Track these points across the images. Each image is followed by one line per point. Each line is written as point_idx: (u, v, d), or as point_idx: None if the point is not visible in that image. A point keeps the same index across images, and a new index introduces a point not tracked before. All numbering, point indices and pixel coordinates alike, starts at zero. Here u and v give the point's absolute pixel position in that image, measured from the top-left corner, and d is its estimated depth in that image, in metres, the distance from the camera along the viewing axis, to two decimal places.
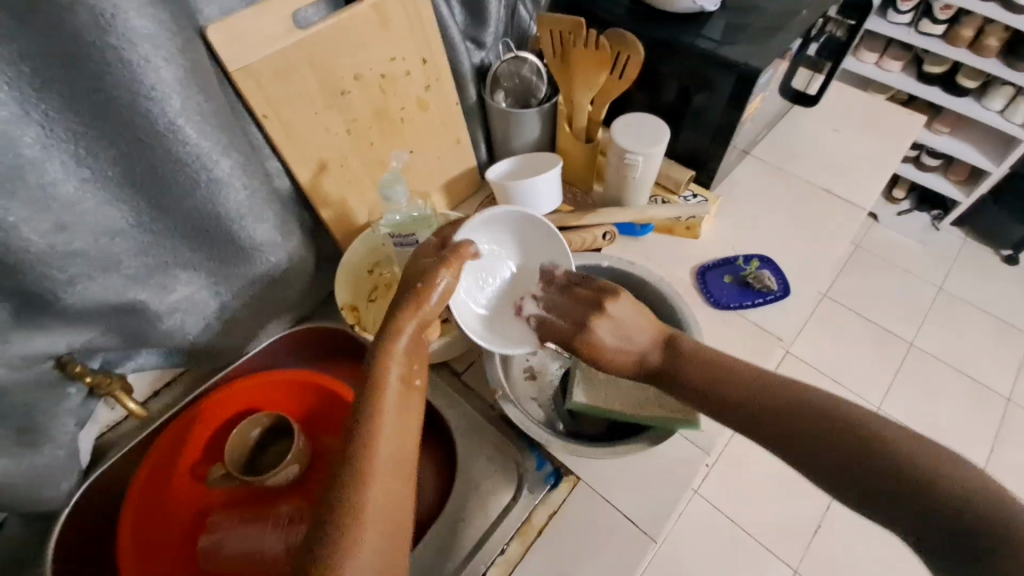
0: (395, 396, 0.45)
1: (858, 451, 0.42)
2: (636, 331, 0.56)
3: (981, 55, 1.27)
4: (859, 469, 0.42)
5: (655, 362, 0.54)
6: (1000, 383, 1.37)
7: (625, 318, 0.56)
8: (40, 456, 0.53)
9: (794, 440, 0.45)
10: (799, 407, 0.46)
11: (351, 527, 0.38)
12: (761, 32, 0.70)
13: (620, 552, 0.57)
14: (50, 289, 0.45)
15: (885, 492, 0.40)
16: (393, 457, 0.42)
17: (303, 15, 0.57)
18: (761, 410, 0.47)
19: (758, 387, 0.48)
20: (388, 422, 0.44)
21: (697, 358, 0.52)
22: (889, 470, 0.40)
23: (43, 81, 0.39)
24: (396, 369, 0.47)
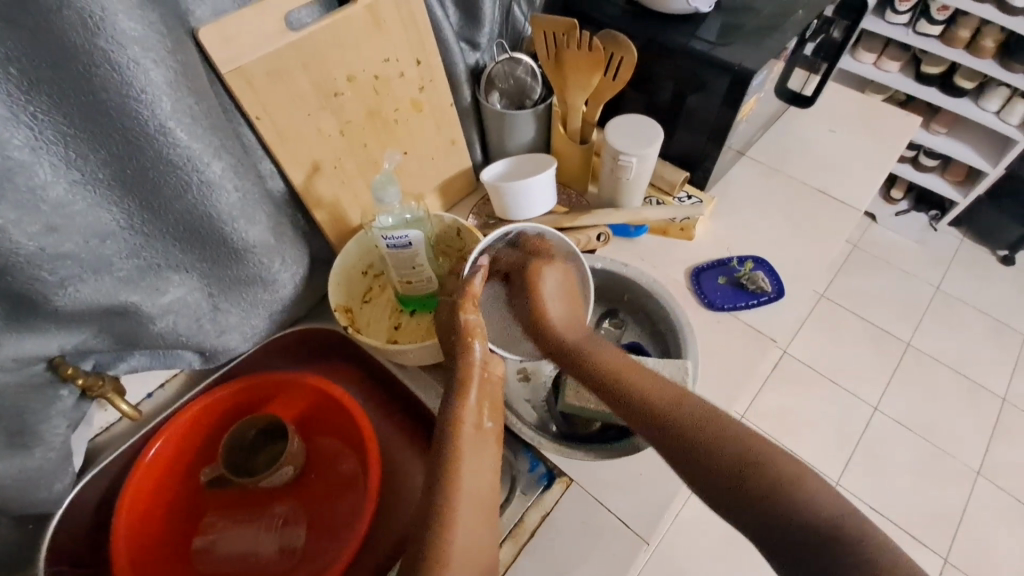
0: (470, 440, 0.49)
1: (737, 454, 0.45)
2: (568, 311, 0.62)
3: (977, 56, 1.27)
4: (736, 469, 0.44)
5: (572, 338, 0.60)
6: (996, 383, 1.38)
7: (557, 294, 0.63)
8: (32, 458, 0.53)
9: (678, 440, 0.48)
10: (679, 404, 0.50)
11: (442, 550, 0.42)
12: (755, 32, 0.70)
13: (612, 553, 0.57)
14: (40, 291, 0.45)
15: (745, 486, 0.44)
16: (475, 499, 0.46)
17: (296, 17, 0.57)
18: (658, 413, 0.50)
19: (655, 386, 0.52)
20: (467, 467, 0.47)
21: (612, 352, 0.58)
22: (759, 472, 0.44)
23: (33, 83, 0.39)
24: (469, 417, 0.50)
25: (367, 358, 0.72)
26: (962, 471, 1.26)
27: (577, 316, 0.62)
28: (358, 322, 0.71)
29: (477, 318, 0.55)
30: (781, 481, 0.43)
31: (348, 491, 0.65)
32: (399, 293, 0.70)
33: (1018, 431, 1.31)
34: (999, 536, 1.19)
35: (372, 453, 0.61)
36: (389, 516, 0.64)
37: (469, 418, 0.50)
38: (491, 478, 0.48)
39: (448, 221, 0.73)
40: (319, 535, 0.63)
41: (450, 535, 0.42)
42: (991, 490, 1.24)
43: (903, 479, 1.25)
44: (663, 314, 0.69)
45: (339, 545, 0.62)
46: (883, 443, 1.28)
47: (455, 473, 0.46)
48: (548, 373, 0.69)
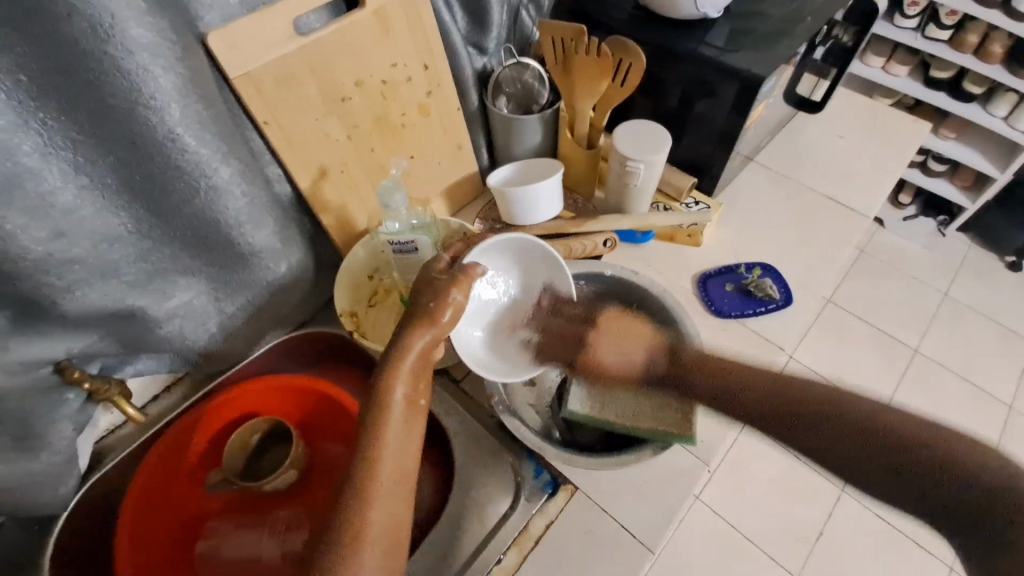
0: (398, 416, 0.46)
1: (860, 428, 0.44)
2: (635, 351, 0.64)
3: (987, 61, 1.26)
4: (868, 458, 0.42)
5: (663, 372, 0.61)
6: (1004, 390, 1.36)
7: (620, 340, 0.64)
8: (37, 462, 0.53)
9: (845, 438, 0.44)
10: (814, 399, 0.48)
11: (355, 539, 0.41)
12: (764, 38, 0.69)
13: (617, 562, 0.56)
14: (49, 296, 0.46)
15: (875, 451, 0.42)
16: (394, 481, 0.44)
17: (304, 22, 0.57)
18: (830, 443, 0.44)
19: (750, 392, 0.54)
20: (389, 451, 0.44)
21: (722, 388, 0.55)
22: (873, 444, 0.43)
23: (42, 90, 0.39)
24: (400, 388, 0.47)
25: (373, 363, 0.72)
26: None
27: (637, 347, 0.64)
28: (364, 327, 0.70)
29: (463, 300, 0.53)
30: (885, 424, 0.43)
31: None
32: (404, 297, 0.70)
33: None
34: None
35: None
36: None
37: (399, 392, 0.47)
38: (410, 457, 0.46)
39: (453, 226, 0.73)
40: None
41: (365, 515, 0.42)
42: None
43: None
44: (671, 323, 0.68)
45: None
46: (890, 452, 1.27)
47: (377, 457, 0.44)
48: (553, 379, 0.69)
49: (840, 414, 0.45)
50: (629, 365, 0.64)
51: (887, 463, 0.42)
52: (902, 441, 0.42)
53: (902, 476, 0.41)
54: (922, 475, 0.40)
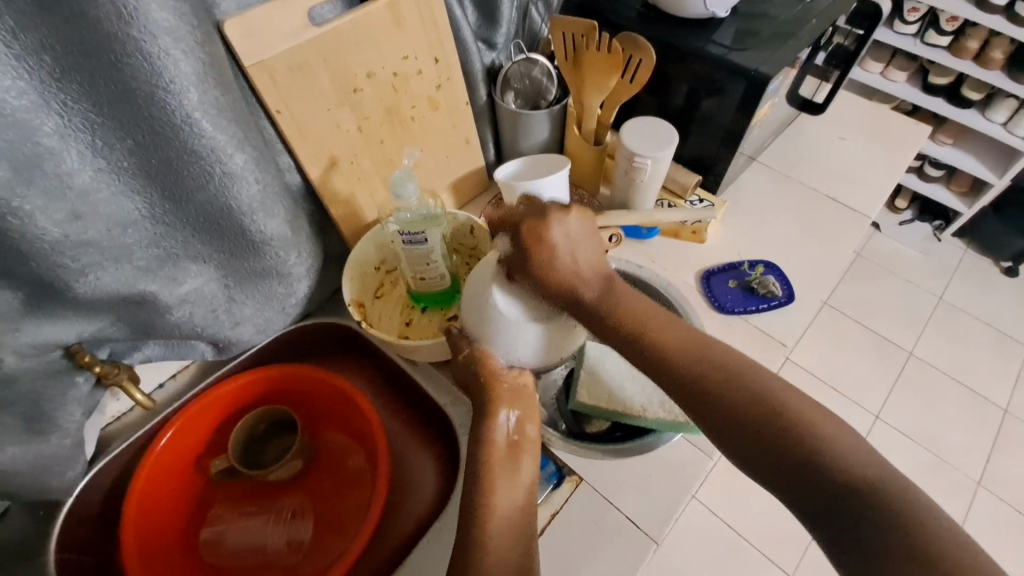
0: (501, 456, 0.49)
1: (752, 402, 0.43)
2: (584, 251, 0.52)
3: (985, 67, 1.28)
4: (746, 412, 0.43)
5: (590, 291, 0.50)
6: (997, 394, 1.38)
7: (569, 246, 0.52)
8: (47, 445, 0.53)
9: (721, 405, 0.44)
10: (649, 318, 0.50)
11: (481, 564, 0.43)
12: (770, 39, 0.70)
13: (621, 554, 0.57)
14: (63, 278, 0.46)
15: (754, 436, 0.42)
16: (501, 534, 0.45)
17: (317, 13, 0.58)
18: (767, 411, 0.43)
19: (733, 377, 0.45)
20: (502, 490, 0.47)
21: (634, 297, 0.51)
22: (769, 417, 0.42)
23: (64, 71, 0.40)
24: (501, 433, 0.50)
25: (379, 354, 0.73)
26: (963, 482, 1.26)
27: (594, 255, 0.53)
28: (370, 318, 0.71)
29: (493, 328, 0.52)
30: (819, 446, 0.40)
31: (357, 487, 0.65)
32: (413, 289, 0.70)
33: (1020, 442, 1.32)
34: (1000, 548, 1.19)
35: (381, 452, 0.61)
36: (397, 512, 0.64)
37: (502, 432, 0.51)
38: (521, 511, 0.47)
39: (462, 219, 0.73)
40: (327, 530, 0.63)
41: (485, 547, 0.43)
42: (991, 500, 1.25)
43: None
44: (678, 321, 0.69)
45: (347, 539, 0.62)
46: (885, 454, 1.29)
47: (488, 505, 0.46)
48: (558, 373, 0.70)
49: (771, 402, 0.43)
50: (570, 283, 0.50)
51: (762, 443, 0.42)
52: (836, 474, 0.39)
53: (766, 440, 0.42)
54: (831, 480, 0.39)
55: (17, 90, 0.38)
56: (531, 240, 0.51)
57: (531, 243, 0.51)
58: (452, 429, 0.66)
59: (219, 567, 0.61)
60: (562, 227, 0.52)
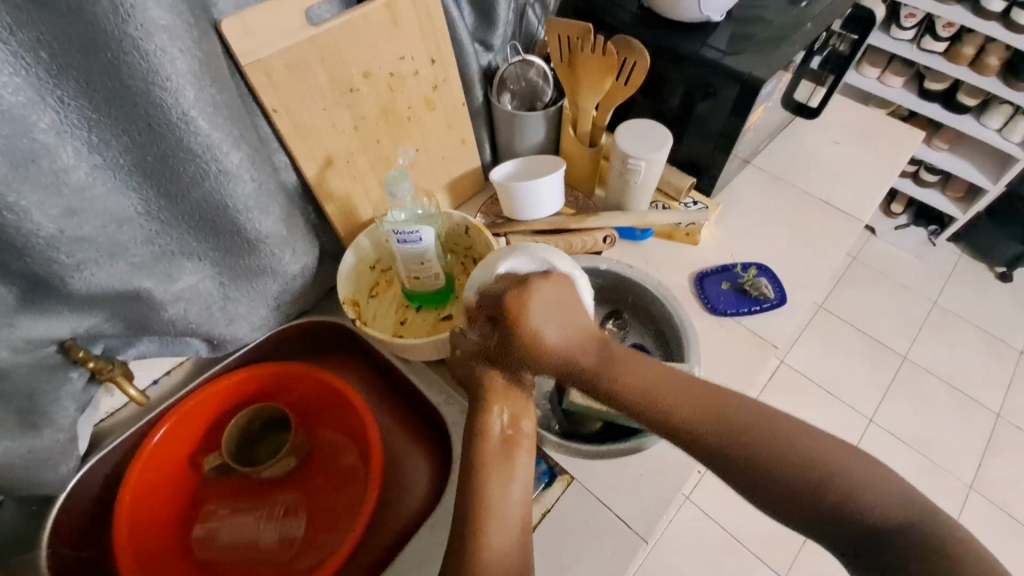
0: (498, 449, 0.49)
1: (773, 457, 0.41)
2: (564, 320, 0.51)
3: (980, 73, 1.29)
4: (760, 460, 0.41)
5: (587, 360, 0.49)
6: (990, 398, 1.39)
7: (554, 311, 0.50)
8: (41, 439, 0.53)
9: (742, 467, 0.41)
10: (655, 380, 0.47)
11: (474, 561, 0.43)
12: (764, 43, 0.71)
13: (611, 552, 0.57)
14: (57, 273, 0.46)
15: (764, 477, 0.41)
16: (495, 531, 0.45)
17: (315, 12, 0.58)
18: (800, 452, 0.40)
19: (743, 427, 0.42)
20: (498, 488, 0.46)
21: (626, 359, 0.49)
22: (801, 468, 0.40)
23: (61, 68, 0.40)
24: (495, 425, 0.50)
25: (373, 352, 0.73)
26: (955, 486, 1.27)
27: (581, 321, 0.52)
28: (365, 316, 0.72)
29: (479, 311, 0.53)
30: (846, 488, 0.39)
31: (350, 485, 0.66)
32: (407, 288, 0.71)
33: (1012, 446, 1.32)
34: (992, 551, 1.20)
35: (373, 449, 0.61)
36: (389, 511, 0.64)
37: (497, 427, 0.50)
38: (517, 507, 0.47)
39: (456, 219, 0.74)
40: (319, 527, 0.64)
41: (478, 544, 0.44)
42: (983, 504, 1.25)
43: None
44: (670, 321, 0.70)
45: (339, 537, 0.63)
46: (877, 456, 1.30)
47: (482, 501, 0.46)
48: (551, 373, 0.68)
49: (785, 443, 0.41)
50: (564, 351, 0.50)
51: (802, 504, 0.39)
52: (865, 497, 0.38)
53: (806, 504, 0.39)
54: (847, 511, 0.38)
55: (14, 86, 0.38)
56: (511, 307, 0.50)
57: (516, 315, 0.50)
58: (445, 427, 0.67)
59: (212, 563, 0.61)
60: (546, 291, 0.50)
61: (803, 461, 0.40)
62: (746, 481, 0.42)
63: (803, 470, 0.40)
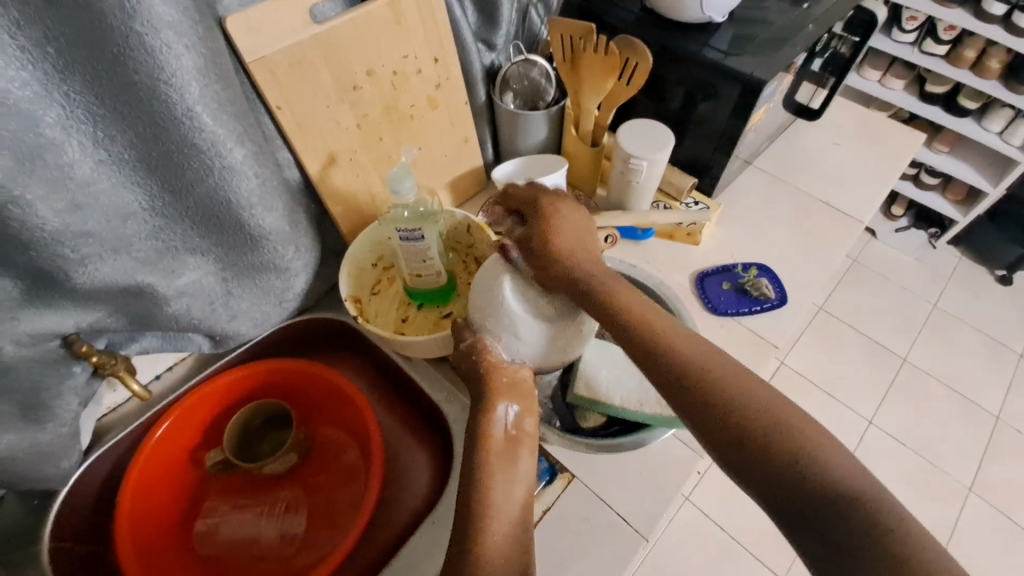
0: (502, 449, 0.49)
1: (753, 420, 0.40)
2: (583, 240, 0.58)
3: (981, 76, 1.29)
4: (736, 413, 0.41)
5: (585, 266, 0.53)
6: (989, 401, 1.39)
7: (573, 227, 0.58)
8: (44, 433, 0.53)
9: (713, 412, 0.42)
10: (657, 322, 0.48)
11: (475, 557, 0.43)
12: (766, 45, 0.71)
13: (610, 550, 0.57)
14: (62, 267, 0.46)
15: (736, 433, 0.40)
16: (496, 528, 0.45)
17: (319, 11, 0.58)
18: (772, 419, 0.40)
19: (727, 382, 0.43)
20: (499, 484, 0.47)
21: (636, 296, 0.51)
22: (773, 431, 0.39)
23: (67, 63, 0.40)
24: (498, 428, 0.50)
25: (374, 349, 0.73)
26: (954, 488, 1.27)
27: (594, 250, 0.57)
28: (367, 313, 0.72)
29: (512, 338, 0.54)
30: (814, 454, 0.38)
31: (351, 482, 0.66)
32: (409, 286, 0.71)
33: (1011, 449, 1.32)
34: (990, 554, 1.20)
35: (374, 446, 0.61)
36: (389, 508, 0.65)
37: (500, 427, 0.50)
38: (518, 504, 0.47)
39: (459, 217, 0.74)
40: (319, 523, 0.64)
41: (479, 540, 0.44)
42: (982, 506, 1.25)
43: (896, 492, 1.26)
44: (672, 321, 0.70)
45: (339, 534, 0.63)
46: (876, 457, 1.30)
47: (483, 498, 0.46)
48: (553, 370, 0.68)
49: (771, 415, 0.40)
50: (573, 250, 0.55)
51: (762, 465, 0.39)
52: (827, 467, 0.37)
53: (766, 467, 0.39)
54: (778, 450, 0.39)
55: (21, 81, 0.38)
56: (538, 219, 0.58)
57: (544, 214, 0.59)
58: (446, 424, 0.67)
59: (212, 559, 0.62)
60: (570, 214, 0.60)
61: (779, 427, 0.40)
62: (713, 430, 0.42)
63: (775, 436, 0.39)
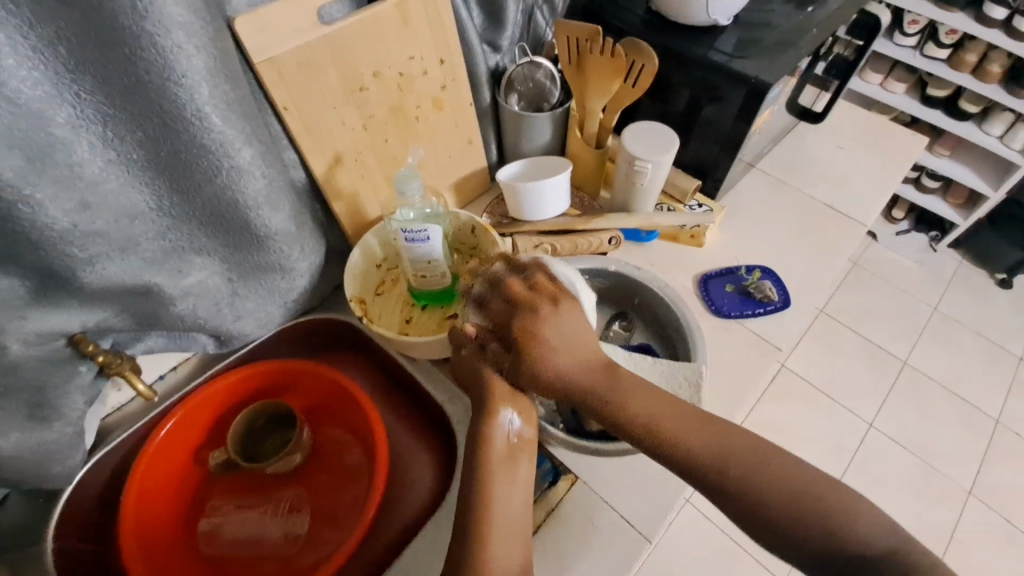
0: (502, 456, 0.48)
1: (775, 491, 0.42)
2: (576, 340, 0.50)
3: (982, 80, 1.30)
4: (764, 496, 0.42)
5: (588, 379, 0.49)
6: (990, 405, 1.39)
7: (564, 340, 0.49)
8: (50, 432, 0.54)
9: (739, 498, 0.43)
10: (662, 411, 0.48)
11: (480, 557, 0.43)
12: (771, 47, 0.71)
13: (614, 551, 0.57)
14: (69, 267, 0.46)
15: (765, 511, 0.42)
16: (501, 528, 0.45)
17: (326, 12, 0.58)
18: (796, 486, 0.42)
19: (747, 460, 0.44)
20: (505, 485, 0.47)
21: (635, 386, 0.49)
22: (797, 497, 0.42)
23: (78, 63, 0.40)
24: (499, 436, 0.49)
25: (378, 349, 0.73)
26: (954, 491, 1.27)
27: (586, 339, 0.51)
28: (371, 314, 0.72)
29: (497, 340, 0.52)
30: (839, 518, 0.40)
31: (354, 483, 0.66)
32: (414, 287, 0.71)
33: (1011, 452, 1.33)
34: (990, 557, 1.20)
35: (379, 446, 0.62)
36: (393, 510, 0.65)
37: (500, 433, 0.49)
38: (523, 505, 0.47)
39: (463, 218, 0.74)
40: (323, 524, 0.64)
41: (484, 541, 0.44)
42: (982, 510, 1.26)
43: (897, 495, 1.26)
44: (675, 323, 0.70)
45: (343, 534, 0.63)
46: (876, 460, 1.30)
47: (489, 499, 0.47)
48: None
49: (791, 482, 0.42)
50: (569, 370, 0.49)
51: (796, 535, 0.41)
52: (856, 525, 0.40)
53: (796, 540, 0.41)
54: (806, 520, 0.41)
55: (32, 81, 0.39)
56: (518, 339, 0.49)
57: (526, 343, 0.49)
58: (450, 425, 0.67)
59: (215, 559, 0.62)
60: (553, 309, 0.50)
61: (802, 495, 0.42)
62: (742, 512, 0.43)
63: (800, 505, 0.41)
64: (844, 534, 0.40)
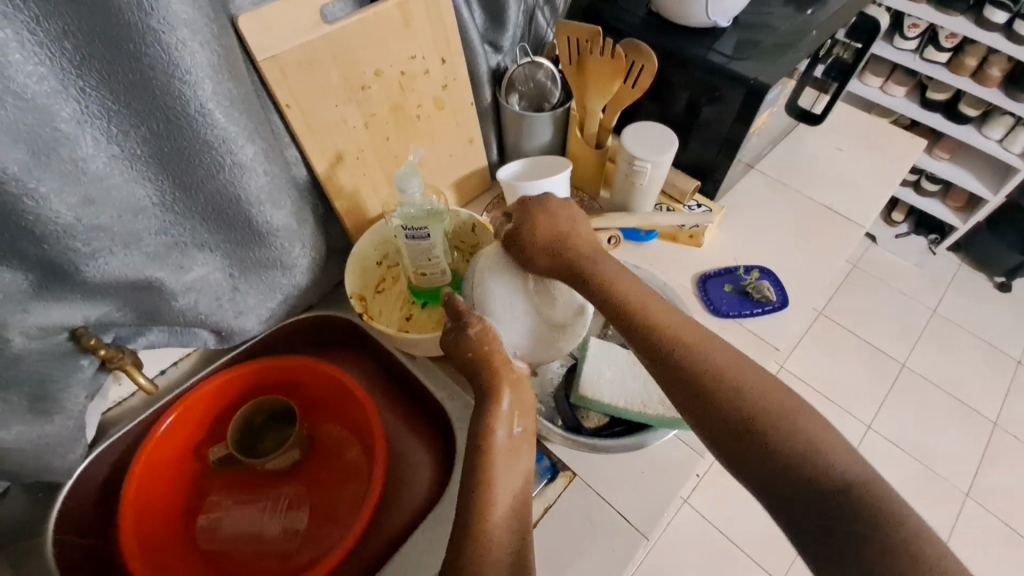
0: (503, 451, 0.48)
1: (788, 440, 0.42)
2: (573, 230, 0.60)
3: (982, 83, 1.30)
4: (772, 440, 0.43)
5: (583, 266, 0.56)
6: (988, 407, 1.39)
7: (557, 232, 0.59)
8: (51, 425, 0.54)
9: (747, 439, 0.44)
10: (688, 338, 0.50)
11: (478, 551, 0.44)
12: (770, 50, 0.72)
13: (612, 547, 0.58)
14: (72, 261, 0.47)
15: (769, 456, 0.42)
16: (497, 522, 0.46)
17: (329, 11, 0.59)
18: (806, 438, 0.42)
19: (762, 404, 0.45)
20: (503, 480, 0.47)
21: (668, 323, 0.51)
22: (803, 449, 0.42)
23: (84, 59, 0.41)
24: (500, 428, 0.49)
25: (378, 347, 0.74)
26: (952, 494, 1.28)
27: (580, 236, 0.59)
28: (371, 311, 0.73)
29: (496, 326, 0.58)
30: (840, 476, 0.40)
31: (353, 479, 0.66)
32: (413, 284, 0.71)
33: (1009, 455, 1.33)
34: (987, 558, 1.20)
35: (378, 443, 0.62)
36: (392, 507, 0.65)
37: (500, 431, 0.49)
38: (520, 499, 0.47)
39: (463, 217, 0.75)
40: (322, 520, 0.64)
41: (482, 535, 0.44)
42: (980, 512, 1.26)
43: None
44: None
45: (342, 531, 0.63)
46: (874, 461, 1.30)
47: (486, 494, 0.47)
48: (556, 370, 0.69)
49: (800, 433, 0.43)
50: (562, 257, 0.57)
51: (790, 482, 0.41)
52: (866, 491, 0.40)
53: (800, 486, 0.41)
54: (803, 468, 0.41)
55: (38, 76, 0.39)
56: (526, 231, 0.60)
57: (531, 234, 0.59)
58: (449, 422, 0.67)
59: (215, 553, 0.62)
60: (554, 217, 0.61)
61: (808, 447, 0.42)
62: (748, 455, 0.43)
63: (805, 456, 0.41)
64: (840, 489, 0.40)
